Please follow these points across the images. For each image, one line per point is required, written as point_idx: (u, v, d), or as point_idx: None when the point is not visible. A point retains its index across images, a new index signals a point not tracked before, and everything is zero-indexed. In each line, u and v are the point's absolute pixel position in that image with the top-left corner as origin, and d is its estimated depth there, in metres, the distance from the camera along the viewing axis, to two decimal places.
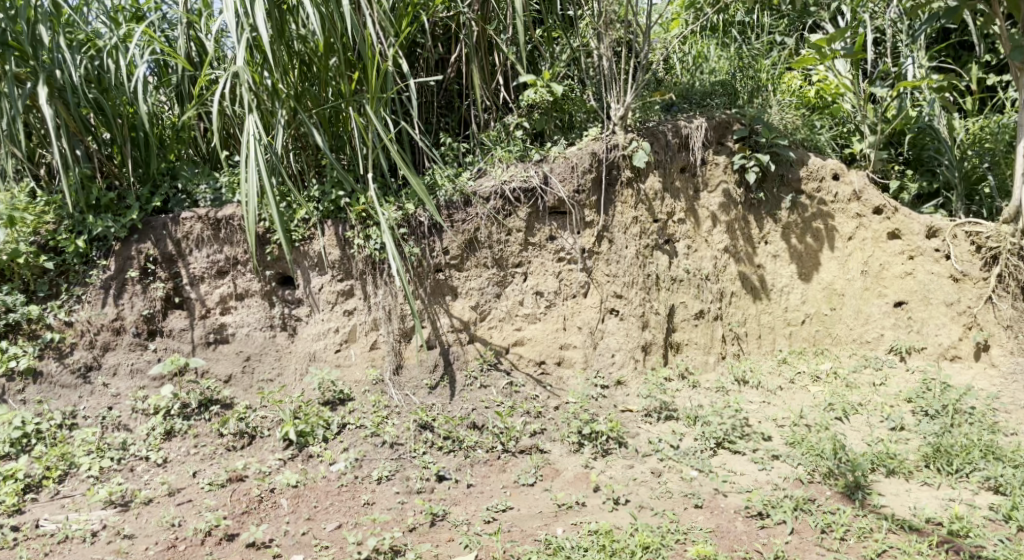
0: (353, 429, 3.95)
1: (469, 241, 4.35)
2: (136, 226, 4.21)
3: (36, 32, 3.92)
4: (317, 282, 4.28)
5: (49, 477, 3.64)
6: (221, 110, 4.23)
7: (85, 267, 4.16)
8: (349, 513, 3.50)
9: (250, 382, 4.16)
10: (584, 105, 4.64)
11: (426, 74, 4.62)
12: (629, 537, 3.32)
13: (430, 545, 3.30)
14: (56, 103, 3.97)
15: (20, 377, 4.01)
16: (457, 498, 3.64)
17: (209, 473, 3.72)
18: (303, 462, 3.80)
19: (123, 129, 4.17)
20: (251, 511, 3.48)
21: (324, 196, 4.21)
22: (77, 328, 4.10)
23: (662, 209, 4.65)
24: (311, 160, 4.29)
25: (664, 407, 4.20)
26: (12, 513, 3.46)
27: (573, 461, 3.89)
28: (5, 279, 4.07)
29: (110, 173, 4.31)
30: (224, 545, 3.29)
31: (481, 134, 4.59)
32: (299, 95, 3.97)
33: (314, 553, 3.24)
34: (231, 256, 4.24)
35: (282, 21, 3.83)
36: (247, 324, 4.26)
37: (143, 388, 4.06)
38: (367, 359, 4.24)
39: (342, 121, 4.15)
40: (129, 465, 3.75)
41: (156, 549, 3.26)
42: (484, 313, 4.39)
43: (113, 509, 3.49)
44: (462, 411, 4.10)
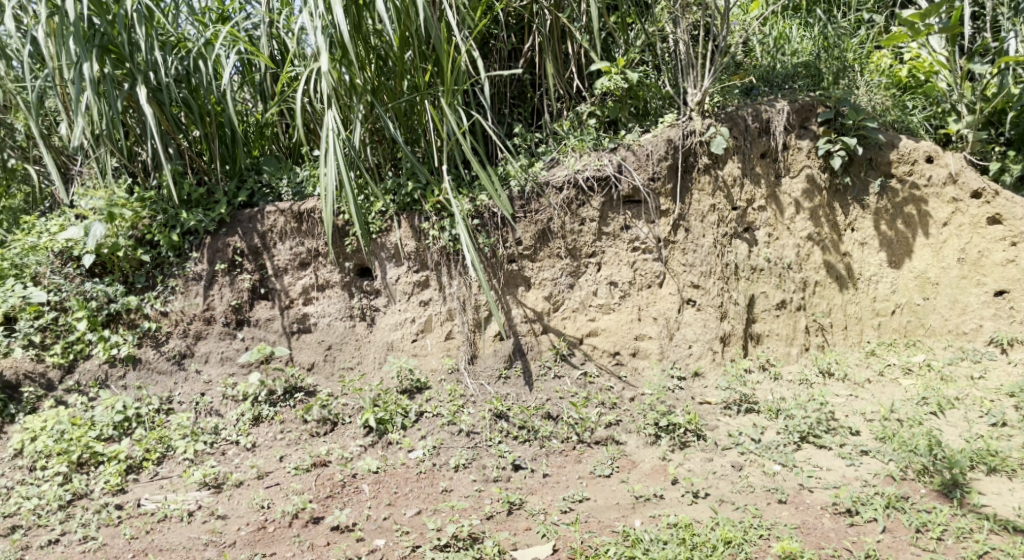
0: (430, 417, 4.02)
1: (542, 232, 4.34)
2: (224, 221, 4.39)
3: (132, 36, 4.11)
4: (394, 273, 4.36)
5: (149, 459, 3.81)
6: (303, 106, 4.38)
7: (178, 260, 4.36)
8: (428, 500, 3.58)
9: (332, 370, 4.30)
10: (659, 91, 4.55)
11: (499, 66, 4.63)
12: (710, 531, 3.27)
13: (507, 534, 3.34)
14: (151, 103, 4.17)
15: (121, 364, 4.21)
16: (534, 488, 3.67)
17: (295, 457, 3.85)
18: (383, 449, 3.90)
19: (211, 126, 4.36)
20: (335, 495, 3.60)
21: (399, 189, 4.29)
22: (172, 318, 4.31)
23: (741, 196, 4.54)
24: (387, 154, 4.36)
25: (744, 400, 4.14)
26: (116, 492, 3.65)
27: (650, 453, 3.87)
28: (107, 271, 4.33)
29: (200, 169, 4.52)
30: (310, 528, 3.42)
31: (554, 124, 4.55)
32: (375, 89, 4.07)
33: (395, 538, 3.33)
34: (313, 248, 4.38)
35: (360, 17, 3.89)
36: (328, 313, 4.38)
37: (232, 375, 4.24)
38: (442, 348, 4.30)
39: (417, 114, 4.20)
40: (221, 449, 3.92)
41: (247, 530, 3.41)
42: (558, 304, 4.37)
43: (207, 491, 3.66)
44: (536, 401, 4.13)
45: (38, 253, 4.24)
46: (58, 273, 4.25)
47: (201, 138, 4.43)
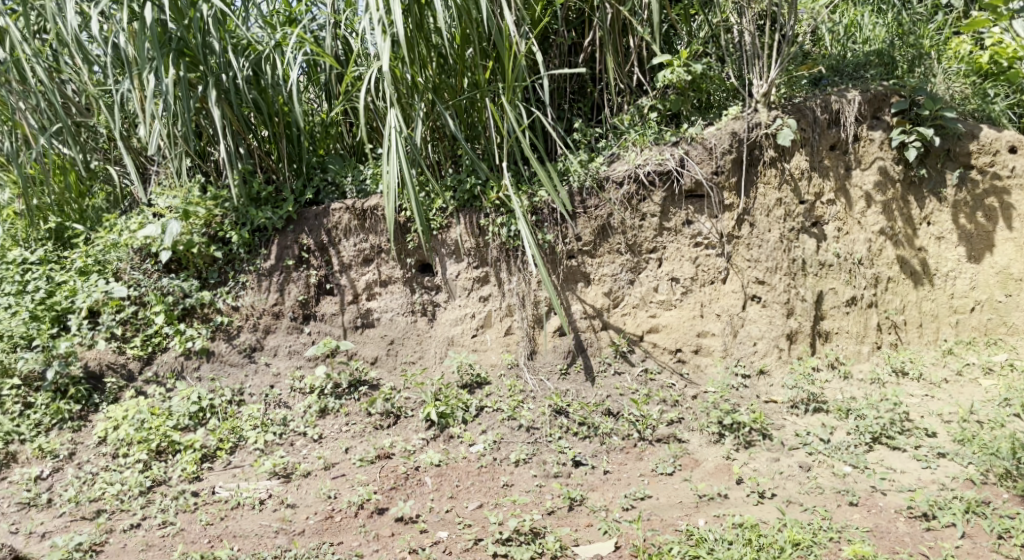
0: (490, 412, 4.06)
1: (602, 227, 4.32)
2: (292, 218, 4.53)
3: (206, 40, 4.25)
4: (454, 269, 4.41)
5: (222, 448, 3.94)
6: (366, 105, 4.47)
7: (249, 256, 4.51)
8: (490, 494, 3.61)
9: (394, 364, 4.38)
10: (724, 83, 4.48)
11: (559, 61, 4.61)
12: (778, 532, 3.20)
13: (568, 529, 3.35)
14: (223, 104, 4.32)
15: (195, 356, 4.36)
16: (594, 484, 3.66)
17: (359, 449, 3.93)
18: (444, 443, 3.95)
19: (279, 126, 4.49)
20: (398, 487, 3.67)
21: (460, 185, 4.33)
22: (242, 312, 4.45)
23: (809, 189, 4.42)
24: (448, 151, 4.41)
25: (812, 399, 4.03)
26: (192, 480, 3.77)
27: (713, 452, 3.81)
28: (182, 267, 4.50)
29: (268, 168, 4.67)
30: (375, 519, 3.49)
31: (614, 118, 4.51)
32: (436, 87, 4.12)
33: (458, 530, 3.37)
34: (376, 245, 4.47)
35: (421, 15, 3.95)
36: (391, 309, 4.46)
37: (299, 368, 4.35)
38: (502, 344, 4.33)
39: (478, 111, 4.24)
40: (290, 440, 4.03)
41: (315, 519, 3.50)
42: (618, 300, 4.34)
43: (277, 480, 3.77)
44: (597, 397, 4.12)
45: (120, 250, 4.46)
46: (138, 269, 4.46)
47: (270, 137, 4.57)
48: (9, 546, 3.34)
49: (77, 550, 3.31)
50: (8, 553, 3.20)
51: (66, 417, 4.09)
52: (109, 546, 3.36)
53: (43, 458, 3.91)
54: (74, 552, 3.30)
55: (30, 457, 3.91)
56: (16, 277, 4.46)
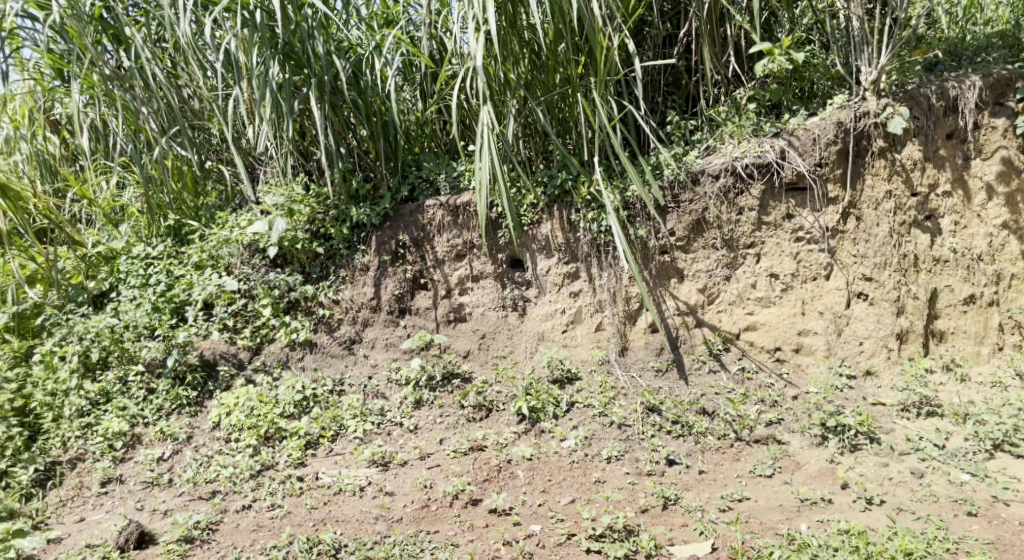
0: (581, 408, 4.05)
1: (697, 221, 4.22)
2: (388, 215, 4.66)
3: (310, 44, 4.42)
4: (545, 265, 4.42)
5: (324, 435, 4.08)
6: (460, 103, 4.56)
7: (349, 252, 4.67)
8: (582, 489, 3.61)
9: (486, 358, 4.42)
10: (828, 71, 4.29)
11: (653, 53, 4.52)
12: (888, 541, 3.06)
13: (663, 528, 3.31)
14: (325, 106, 4.49)
15: (300, 347, 4.54)
16: (689, 484, 3.61)
17: (453, 441, 4.01)
18: (536, 437, 3.97)
19: (377, 125, 4.64)
20: (492, 479, 3.71)
21: (551, 181, 4.33)
22: (342, 306, 4.61)
23: (923, 180, 4.16)
24: (539, 147, 4.43)
25: (925, 402, 3.85)
26: (297, 465, 3.92)
27: (816, 455, 3.69)
28: (287, 262, 4.71)
29: (366, 166, 4.82)
30: (470, 509, 3.54)
31: (709, 110, 4.38)
32: (529, 84, 4.15)
33: (551, 524, 3.39)
34: (469, 240, 4.54)
35: (514, 13, 3.98)
36: (482, 304, 4.53)
37: (395, 360, 4.47)
38: (593, 340, 4.30)
39: (570, 106, 4.23)
40: (387, 429, 4.14)
41: (413, 507, 3.57)
42: (713, 296, 4.23)
43: (376, 468, 3.87)
44: (691, 395, 4.05)
45: (231, 246, 4.69)
46: (248, 264, 4.68)
47: (369, 136, 4.71)
48: (136, 521, 3.57)
49: (194, 527, 3.50)
50: (136, 530, 3.42)
51: (184, 403, 4.31)
52: (224, 525, 3.55)
53: (164, 440, 4.14)
54: (192, 529, 3.49)
55: (152, 439, 4.15)
56: (140, 272, 4.75)
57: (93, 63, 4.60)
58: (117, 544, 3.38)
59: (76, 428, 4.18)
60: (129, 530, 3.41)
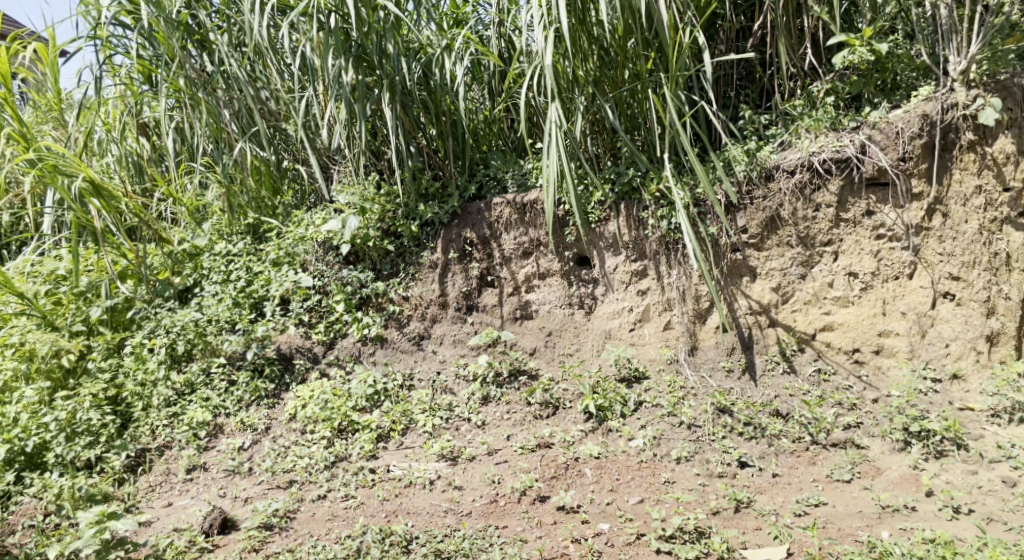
0: (649, 407, 4.00)
1: (771, 218, 4.10)
2: (456, 213, 4.71)
3: (382, 44, 4.53)
4: (612, 262, 4.38)
5: (395, 429, 4.13)
6: (527, 101, 4.61)
7: (418, 249, 4.74)
8: (651, 489, 3.57)
9: (553, 355, 4.41)
10: (913, 61, 4.08)
11: (726, 47, 4.42)
12: (977, 552, 2.96)
13: (736, 531, 3.25)
14: (396, 106, 4.58)
15: (371, 342, 4.62)
16: (762, 487, 3.53)
17: (520, 437, 4.02)
18: (603, 435, 3.94)
19: (446, 125, 4.71)
20: (559, 477, 3.69)
21: (619, 178, 4.28)
22: (412, 302, 4.68)
23: (1016, 174, 3.86)
24: (607, 143, 4.38)
25: (1018, 408, 3.63)
26: (369, 458, 3.98)
27: (898, 461, 3.57)
28: (359, 260, 4.82)
29: (435, 165, 4.88)
30: (538, 506, 3.54)
31: (785, 104, 4.25)
32: (597, 80, 4.13)
33: (620, 523, 3.36)
34: (535, 238, 4.54)
35: (584, 9, 3.97)
36: (548, 301, 4.52)
37: (463, 356, 4.51)
38: (661, 339, 4.24)
39: (639, 102, 4.18)
40: (455, 424, 4.17)
41: (482, 502, 3.60)
42: (788, 296, 4.10)
43: (445, 462, 3.91)
44: (764, 397, 3.96)
45: (306, 243, 4.81)
46: (322, 261, 4.79)
47: (438, 135, 4.79)
48: (219, 507, 3.71)
49: (273, 515, 3.59)
50: (219, 516, 3.57)
51: (262, 395, 4.45)
52: (301, 513, 3.63)
53: (244, 430, 4.27)
54: (271, 516, 3.59)
55: (233, 429, 4.28)
56: (222, 268, 4.92)
57: (180, 65, 4.84)
58: (202, 529, 3.53)
59: (164, 417, 4.34)
60: (213, 515, 3.57)
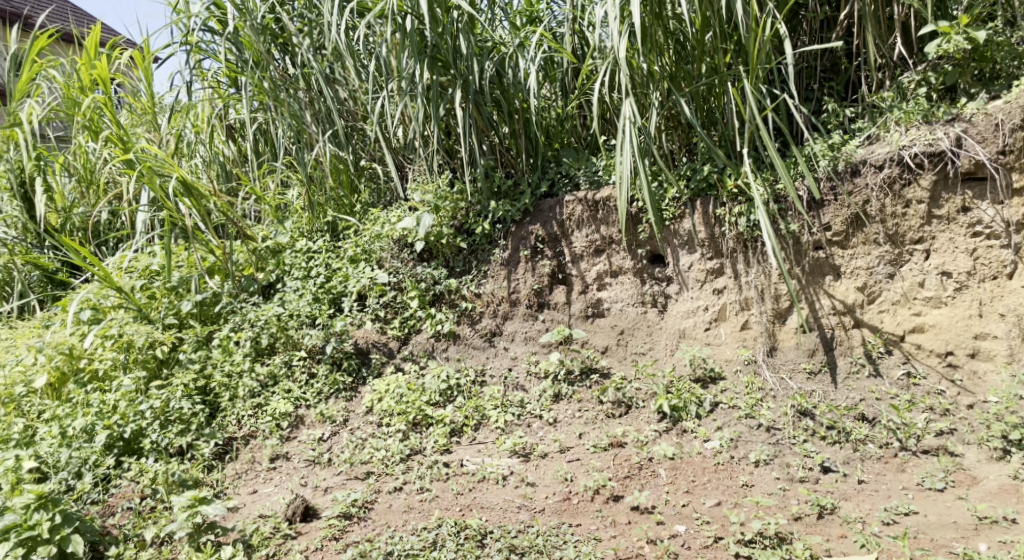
0: (726, 408, 3.89)
1: (856, 215, 3.92)
2: (529, 210, 4.72)
3: (457, 44, 4.58)
4: (687, 260, 4.29)
5: (467, 424, 4.15)
6: (601, 98, 4.59)
7: (490, 247, 4.77)
8: (729, 492, 3.46)
9: (625, 354, 4.35)
10: (1015, 49, 3.83)
11: (810, 38, 4.26)
12: None
13: (819, 538, 3.12)
14: (469, 105, 4.62)
15: (444, 338, 4.65)
16: (848, 494, 3.38)
17: (592, 436, 3.96)
18: (678, 436, 3.85)
19: (518, 123, 4.73)
20: (632, 476, 3.63)
21: (695, 174, 4.18)
22: (484, 299, 4.69)
23: None
24: (683, 139, 4.30)
25: None
26: (442, 452, 4.01)
27: (996, 470, 3.39)
28: (433, 257, 4.87)
29: (508, 163, 4.91)
30: (611, 505, 3.49)
31: (872, 96, 4.07)
32: (673, 75, 4.05)
33: (696, 526, 3.28)
34: (608, 236, 4.49)
35: (659, 3, 3.91)
36: (621, 299, 4.46)
37: (534, 353, 4.50)
38: (737, 339, 4.13)
39: (716, 97, 4.08)
40: (527, 421, 4.15)
41: (554, 499, 3.57)
42: (874, 296, 3.91)
43: (517, 459, 3.90)
44: (848, 401, 3.79)
45: (382, 240, 4.89)
46: (397, 258, 4.87)
47: (510, 134, 4.82)
48: (301, 496, 3.74)
49: (353, 505, 3.62)
50: (301, 504, 3.57)
51: (340, 387, 4.50)
52: (378, 504, 3.65)
53: (324, 422, 4.31)
54: (351, 506, 3.61)
55: (314, 421, 4.33)
56: (303, 265, 5.03)
57: (264, 69, 5.05)
58: (286, 515, 3.55)
59: (249, 407, 4.37)
60: (296, 503, 3.57)
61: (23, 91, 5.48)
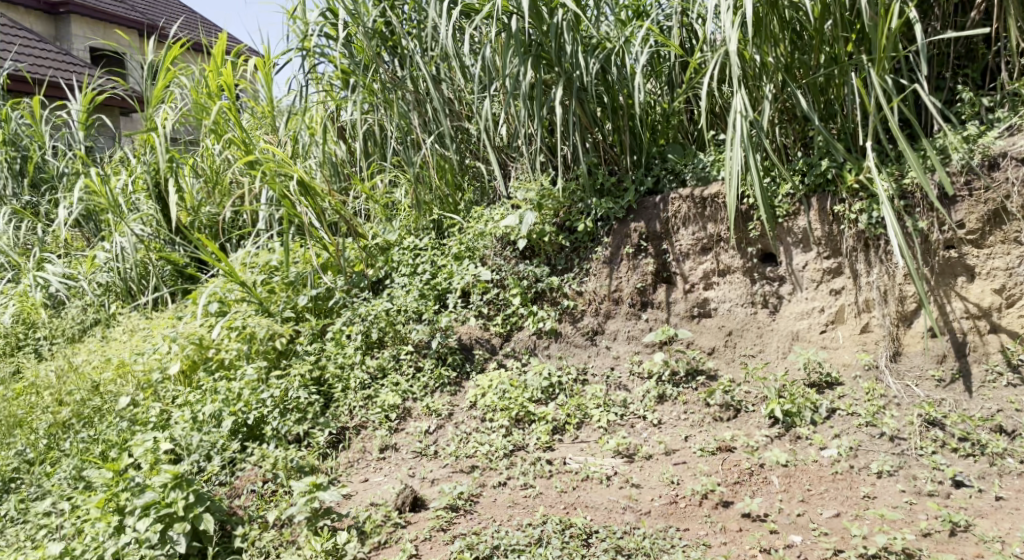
0: (844, 415, 3.75)
1: (995, 212, 3.67)
2: (632, 207, 4.67)
3: (561, 42, 4.61)
4: (801, 259, 4.15)
5: (570, 422, 4.14)
6: (710, 92, 4.50)
7: (593, 245, 4.75)
8: (849, 504, 3.32)
9: (734, 356, 4.24)
10: None
11: (942, 23, 4.02)
12: None
13: (953, 557, 2.94)
14: (572, 102, 4.64)
15: (546, 336, 4.65)
16: (984, 510, 3.18)
17: (699, 439, 3.88)
18: (791, 443, 3.72)
19: (622, 119, 4.69)
20: (743, 482, 3.54)
21: (811, 169, 4.04)
22: (586, 297, 4.67)
23: None
24: (798, 132, 4.16)
25: None
26: (545, 449, 4.01)
27: None
28: (535, 254, 4.90)
29: (611, 160, 4.88)
30: (721, 511, 3.41)
31: (1013, 83, 3.81)
32: (789, 66, 3.94)
33: (814, 537, 3.16)
34: (716, 233, 4.39)
35: None
36: (729, 299, 4.35)
37: (638, 353, 4.44)
38: (857, 342, 3.98)
39: (836, 88, 3.95)
40: (630, 422, 4.11)
41: (661, 502, 3.51)
42: (1014, 298, 3.67)
43: (621, 459, 3.86)
44: (983, 411, 3.58)
45: (486, 238, 4.96)
46: (500, 256, 4.93)
47: (614, 131, 4.79)
48: (409, 486, 3.83)
49: (459, 497, 3.68)
50: (410, 494, 3.68)
51: (445, 381, 4.58)
52: (483, 498, 3.70)
53: (430, 415, 4.40)
54: (457, 499, 3.67)
55: (420, 413, 4.43)
56: (410, 261, 5.13)
57: (374, 71, 5.23)
58: (396, 505, 3.65)
59: (360, 399, 4.51)
60: (405, 493, 3.68)
61: (158, 98, 5.87)
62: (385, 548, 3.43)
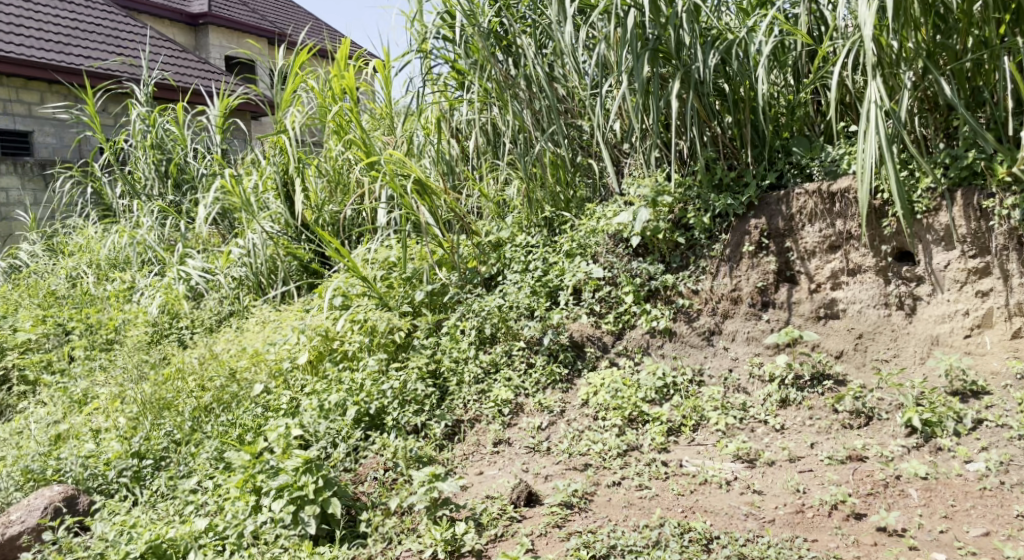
0: (992, 427, 3.49)
1: None
2: (753, 204, 4.51)
3: (680, 35, 4.54)
4: (943, 258, 3.89)
5: (686, 424, 4.04)
6: (840, 82, 4.33)
7: (710, 242, 4.61)
8: (999, 522, 3.08)
9: (865, 360, 4.02)
10: None
11: None
12: None
13: None
14: (691, 96, 4.53)
15: (660, 335, 4.55)
16: None
17: (827, 446, 3.70)
18: (932, 454, 3.50)
19: (744, 112, 4.55)
20: (877, 494, 3.35)
21: (956, 162, 3.81)
22: (702, 296, 4.54)
23: None
24: (941, 123, 3.94)
25: None
26: (661, 450, 3.94)
27: None
28: (649, 252, 4.83)
29: (731, 155, 4.73)
30: (852, 523, 3.23)
31: None
32: (931, 52, 3.73)
33: (960, 556, 2.95)
34: (845, 230, 4.18)
35: None
36: (859, 300, 4.13)
37: (758, 355, 4.27)
38: (1006, 348, 3.73)
39: (985, 74, 3.73)
40: (750, 425, 3.96)
41: (785, 510, 3.37)
42: None
43: (741, 464, 3.73)
44: None
45: (598, 235, 4.92)
46: (612, 253, 4.88)
47: (734, 124, 4.65)
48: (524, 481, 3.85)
49: (574, 494, 3.67)
50: (525, 489, 3.70)
51: (558, 378, 4.56)
52: (598, 497, 3.66)
53: (542, 411, 4.40)
54: (572, 496, 3.66)
55: (532, 409, 4.43)
56: (522, 258, 5.15)
57: (490, 70, 5.32)
58: (512, 498, 3.68)
59: (474, 392, 4.57)
60: (520, 487, 3.71)
61: (287, 101, 6.17)
62: (501, 540, 3.45)
